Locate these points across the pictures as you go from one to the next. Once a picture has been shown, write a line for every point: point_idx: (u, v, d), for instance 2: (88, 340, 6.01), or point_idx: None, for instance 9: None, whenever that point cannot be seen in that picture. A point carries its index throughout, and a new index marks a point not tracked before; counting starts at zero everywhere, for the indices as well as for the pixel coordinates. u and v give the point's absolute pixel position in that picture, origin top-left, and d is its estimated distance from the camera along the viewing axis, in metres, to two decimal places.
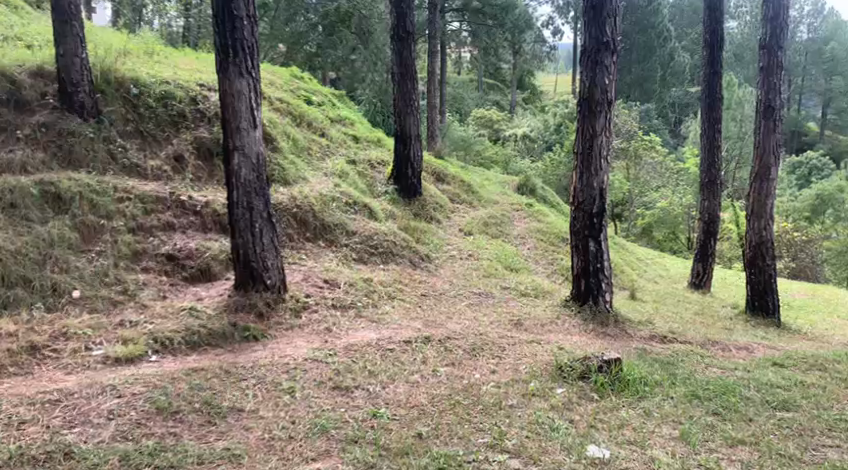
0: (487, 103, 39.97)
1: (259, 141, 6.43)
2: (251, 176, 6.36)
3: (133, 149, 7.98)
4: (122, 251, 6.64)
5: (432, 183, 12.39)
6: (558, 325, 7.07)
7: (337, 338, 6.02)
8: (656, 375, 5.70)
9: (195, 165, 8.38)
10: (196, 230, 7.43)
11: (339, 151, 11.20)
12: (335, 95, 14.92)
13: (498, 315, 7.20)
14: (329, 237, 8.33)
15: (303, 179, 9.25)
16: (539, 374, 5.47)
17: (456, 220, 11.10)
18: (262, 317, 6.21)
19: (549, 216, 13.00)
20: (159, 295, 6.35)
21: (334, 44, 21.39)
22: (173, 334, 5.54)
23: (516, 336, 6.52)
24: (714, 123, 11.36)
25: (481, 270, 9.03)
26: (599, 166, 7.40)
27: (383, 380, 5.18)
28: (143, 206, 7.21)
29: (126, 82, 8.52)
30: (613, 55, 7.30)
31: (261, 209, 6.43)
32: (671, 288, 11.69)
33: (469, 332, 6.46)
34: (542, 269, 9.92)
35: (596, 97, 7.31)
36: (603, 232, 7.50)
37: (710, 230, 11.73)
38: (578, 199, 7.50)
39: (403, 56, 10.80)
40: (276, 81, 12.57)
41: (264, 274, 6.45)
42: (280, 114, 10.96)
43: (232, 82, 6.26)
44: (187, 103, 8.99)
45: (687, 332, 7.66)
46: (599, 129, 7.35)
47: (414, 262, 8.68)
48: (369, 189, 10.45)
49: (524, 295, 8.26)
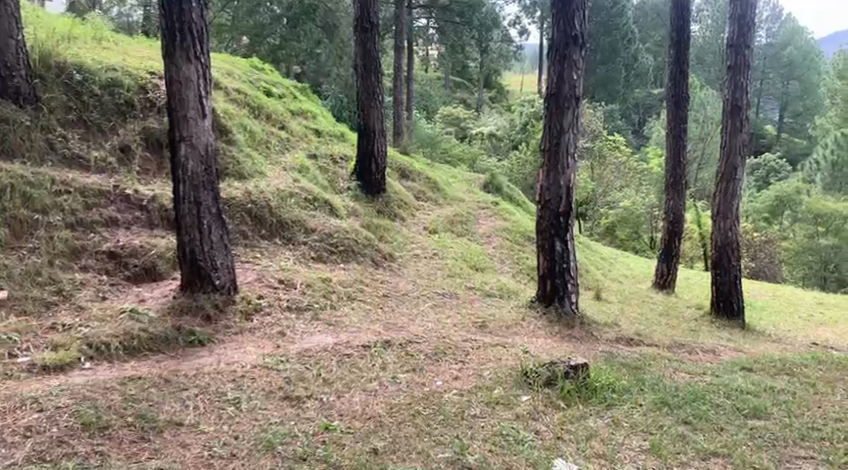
0: (454, 101, 39.78)
1: (207, 132, 6.03)
2: (199, 169, 5.95)
3: (74, 139, 7.52)
4: (58, 248, 6.18)
5: (396, 179, 12.04)
6: (524, 327, 6.80)
7: (291, 343, 5.64)
8: (624, 381, 5.40)
9: (143, 157, 7.94)
10: (141, 226, 7.00)
11: (299, 144, 10.80)
12: (297, 87, 14.50)
13: (461, 317, 6.89)
14: (286, 234, 7.93)
15: (260, 173, 8.84)
16: (503, 380, 5.17)
17: (420, 217, 10.78)
18: (209, 320, 5.81)
19: (515, 215, 12.77)
20: (97, 295, 5.91)
21: (297, 37, 20.91)
22: (109, 339, 5.12)
23: (480, 339, 6.23)
24: (681, 122, 11.20)
25: (445, 269, 8.73)
26: (567, 163, 7.15)
27: (339, 389, 4.83)
28: (84, 199, 6.77)
29: (68, 67, 8.08)
30: (581, 50, 7.04)
31: (209, 204, 6.03)
32: (635, 288, 11.55)
33: (431, 335, 6.14)
34: (508, 269, 9.66)
35: (564, 93, 7.05)
36: (570, 232, 7.25)
37: (675, 230, 11.61)
38: (544, 197, 7.24)
39: (366, 48, 10.39)
40: (234, 71, 12.10)
41: (212, 274, 6.07)
42: (237, 105, 10.52)
43: (179, 68, 5.84)
44: (136, 92, 8.49)
45: (653, 334, 7.45)
46: (566, 126, 7.09)
47: (376, 261, 8.33)
48: (330, 185, 10.07)
49: (489, 296, 7.98)
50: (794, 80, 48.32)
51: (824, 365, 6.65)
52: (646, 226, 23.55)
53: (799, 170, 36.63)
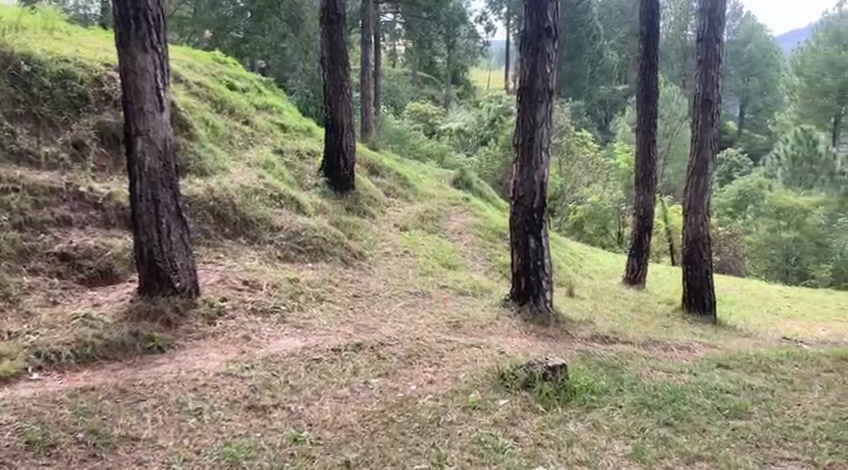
0: (422, 97, 39.56)
1: (166, 126, 5.70)
2: (156, 165, 5.63)
3: (23, 134, 7.15)
4: (4, 250, 5.83)
5: (365, 175, 11.78)
6: (498, 326, 6.61)
7: (256, 348, 5.37)
8: (602, 381, 5.20)
9: (98, 153, 7.58)
10: (96, 225, 6.66)
11: (264, 140, 10.49)
12: (263, 81, 14.13)
13: (433, 317, 6.67)
14: (251, 233, 7.63)
15: (223, 169, 8.51)
16: (479, 383, 4.96)
17: (389, 214, 10.54)
18: (169, 324, 5.51)
19: (486, 211, 12.62)
20: (48, 300, 5.57)
21: (261, 30, 20.48)
22: (60, 347, 4.80)
23: (455, 340, 6.02)
24: (651, 117, 11.12)
25: (417, 268, 8.51)
26: (541, 158, 6.98)
27: (308, 397, 4.58)
28: (33, 198, 6.42)
29: (16, 57, 7.69)
30: (554, 42, 6.86)
31: (168, 202, 5.71)
32: (606, 283, 11.48)
33: (403, 337, 5.91)
34: (480, 266, 9.48)
35: (537, 86, 6.86)
36: (544, 228, 7.09)
37: (645, 225, 11.56)
38: (518, 193, 7.06)
39: (333, 41, 10.10)
40: (196, 64, 11.73)
41: (172, 276, 5.75)
42: (199, 99, 10.17)
43: (134, 58, 5.50)
44: (90, 84, 8.18)
45: (628, 331, 7.31)
46: (539, 120, 6.91)
47: (345, 259, 8.06)
48: (296, 181, 9.77)
49: (462, 294, 7.79)
50: (754, 76, 49.06)
51: (799, 361, 6.56)
52: (614, 221, 23.65)
53: (761, 165, 37.19)
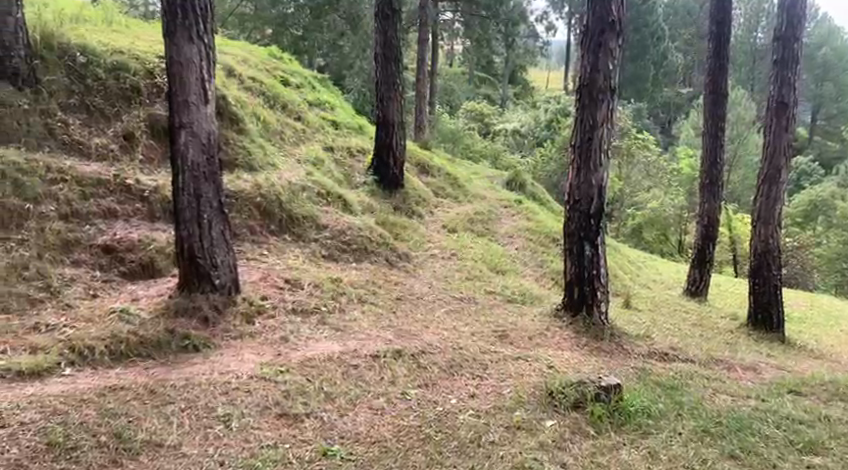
0: (478, 97, 39.15)
1: (210, 119, 5.55)
2: (199, 159, 5.47)
3: (75, 125, 7.15)
4: (49, 240, 5.77)
5: (416, 174, 11.54)
6: (547, 338, 6.26)
7: (293, 351, 5.16)
8: (659, 404, 4.80)
9: (147, 145, 7.52)
10: (141, 218, 6.59)
11: (315, 136, 10.36)
12: (317, 78, 14.03)
13: (479, 325, 6.36)
14: (297, 230, 7.47)
15: (272, 165, 8.38)
16: (525, 401, 4.64)
17: (439, 215, 10.27)
18: (206, 322, 5.35)
19: (539, 214, 12.23)
20: (88, 293, 5.49)
21: (321, 27, 20.55)
22: (94, 342, 4.67)
23: (501, 351, 5.70)
24: (719, 120, 10.50)
25: (464, 271, 8.21)
26: (599, 160, 6.58)
27: (342, 406, 4.34)
28: (81, 189, 6.38)
29: (72, 49, 7.73)
30: (618, 38, 6.46)
31: (211, 197, 5.55)
32: (665, 294, 10.96)
33: (446, 345, 5.63)
34: (531, 272, 9.12)
35: (598, 83, 6.46)
36: (601, 235, 6.69)
37: (709, 234, 10.96)
38: (574, 196, 6.68)
39: (388, 36, 9.85)
40: (251, 59, 11.71)
41: (212, 273, 5.60)
42: (251, 93, 10.09)
43: (180, 49, 5.37)
44: (143, 76, 8.15)
45: (688, 348, 6.86)
46: (599, 120, 6.52)
47: (391, 261, 7.82)
48: (346, 179, 9.60)
49: (510, 301, 7.46)
50: (829, 81, 46.67)
51: None
52: (674, 228, 22.83)
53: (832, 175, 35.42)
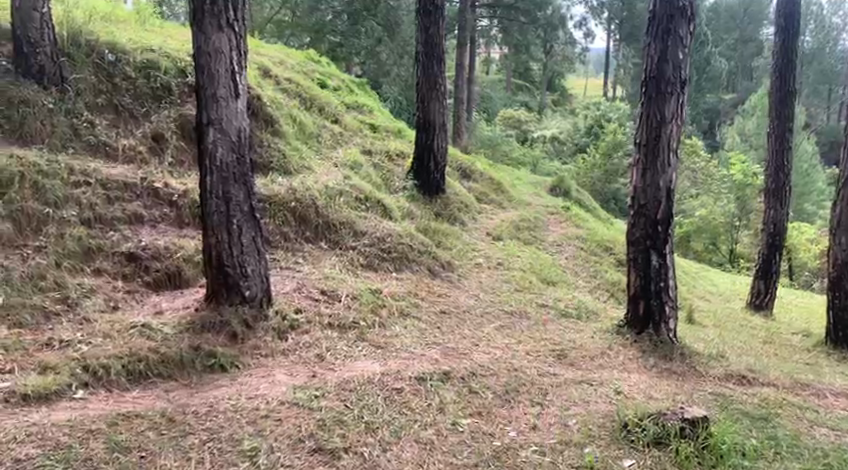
0: (516, 104, 38.35)
1: (240, 115, 5.05)
2: (229, 158, 4.98)
3: (102, 126, 6.77)
4: (69, 248, 5.33)
5: (457, 179, 10.96)
6: (610, 358, 5.63)
7: (329, 371, 4.62)
8: (753, 440, 4.12)
9: (177, 147, 7.10)
10: (168, 224, 6.15)
11: (352, 139, 9.88)
12: (355, 81, 13.54)
13: (533, 343, 5.74)
14: (333, 237, 6.95)
15: (308, 169, 7.91)
16: (595, 435, 4.04)
17: (483, 221, 9.67)
18: (235, 339, 4.84)
19: (589, 222, 11.55)
20: (108, 305, 5.03)
21: (357, 34, 19.60)
22: (110, 361, 4.20)
23: (560, 373, 5.09)
24: (788, 119, 9.73)
25: (513, 282, 7.59)
26: (668, 160, 5.95)
27: (385, 439, 3.79)
28: (105, 193, 5.96)
29: (100, 47, 7.37)
30: (689, 24, 5.81)
31: (241, 200, 5.05)
32: (726, 308, 10.18)
33: (498, 366, 5.03)
34: (585, 283, 8.45)
35: (667, 75, 5.82)
36: (669, 245, 6.05)
37: (775, 243, 10.13)
38: (639, 200, 6.05)
39: (429, 33, 9.29)
40: (287, 61, 11.29)
41: (241, 284, 5.08)
42: (287, 95, 9.66)
43: (209, 38, 4.89)
44: (174, 75, 7.76)
45: (769, 369, 6.11)
46: (668, 116, 5.87)
47: (433, 270, 7.26)
48: (384, 183, 9.08)
49: (564, 316, 6.81)
50: None
51: None
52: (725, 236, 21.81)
53: None
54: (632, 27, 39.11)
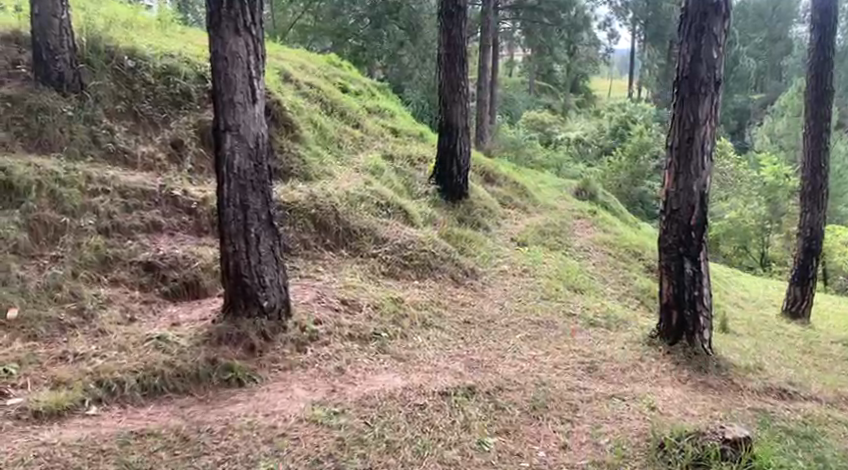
0: (540, 106, 37.96)
1: (258, 120, 4.92)
2: (246, 165, 4.84)
3: (121, 133, 6.69)
4: (86, 258, 5.23)
5: (480, 183, 10.77)
6: (642, 371, 5.40)
7: (350, 385, 4.46)
8: (798, 463, 3.90)
9: (196, 153, 7.01)
10: (187, 232, 6.05)
11: (374, 144, 9.73)
12: (377, 85, 13.38)
13: (561, 354, 5.52)
14: (354, 244, 6.80)
15: (329, 174, 7.77)
16: (630, 456, 3.86)
17: (507, 227, 9.47)
18: (253, 351, 4.70)
19: (616, 226, 11.27)
20: (124, 316, 4.92)
21: (380, 37, 19.49)
22: (125, 375, 4.07)
23: (590, 387, 4.88)
24: (825, 120, 9.35)
25: (539, 289, 7.37)
26: (702, 163, 5.70)
27: (407, 461, 3.64)
28: (123, 201, 5.87)
29: (120, 53, 7.30)
30: (724, 21, 5.57)
31: (259, 208, 4.90)
32: (760, 315, 9.85)
33: (525, 379, 4.83)
34: (613, 290, 8.21)
35: (701, 75, 5.58)
36: (703, 251, 5.81)
37: (812, 247, 9.82)
38: (671, 205, 5.80)
39: (452, 35, 9.07)
40: (308, 65, 11.19)
41: (260, 294, 4.94)
42: (308, 99, 9.55)
43: (226, 42, 4.76)
44: (194, 80, 7.68)
45: (810, 382, 5.83)
46: (702, 118, 5.63)
47: (457, 278, 7.07)
48: (406, 189, 8.91)
49: (593, 326, 6.57)
50: None
51: None
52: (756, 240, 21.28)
53: None
54: (658, 27, 38.64)
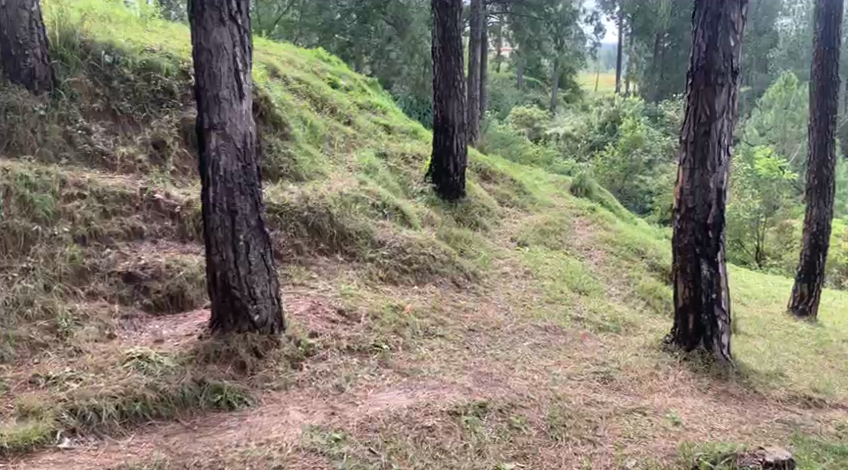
0: (528, 101, 37.62)
1: (246, 118, 4.53)
2: (234, 167, 4.45)
3: (99, 133, 6.27)
4: (60, 269, 4.83)
5: (476, 181, 10.42)
6: (659, 381, 5.08)
7: (351, 406, 4.09)
8: None
9: (180, 154, 6.60)
10: (171, 239, 5.65)
11: (366, 141, 9.35)
12: (367, 80, 12.96)
13: (574, 364, 5.17)
14: (350, 249, 6.42)
15: (321, 174, 7.39)
16: None
17: (506, 226, 9.11)
18: (244, 370, 4.33)
19: (616, 224, 10.93)
20: (102, 333, 4.52)
21: (368, 32, 19.09)
22: (101, 402, 3.70)
23: (608, 401, 4.53)
24: (831, 111, 9.08)
25: (543, 292, 7.01)
26: (718, 158, 5.37)
27: None
28: (102, 206, 5.45)
29: (97, 48, 6.86)
30: (742, 7, 5.24)
31: (248, 213, 4.52)
32: (767, 313, 9.54)
33: (539, 394, 4.47)
34: (619, 291, 7.87)
35: (717, 64, 5.25)
36: (720, 252, 5.49)
37: (818, 243, 9.56)
38: (686, 204, 5.46)
39: (447, 27, 8.69)
40: (296, 60, 10.79)
41: (250, 307, 4.56)
42: (296, 95, 9.15)
43: (209, 33, 4.37)
44: (176, 77, 7.26)
45: (835, 389, 5.52)
46: (719, 110, 5.29)
47: (458, 282, 6.70)
48: (400, 188, 8.54)
49: (602, 331, 6.22)
50: None
51: None
52: None
53: None
54: (644, 21, 38.44)
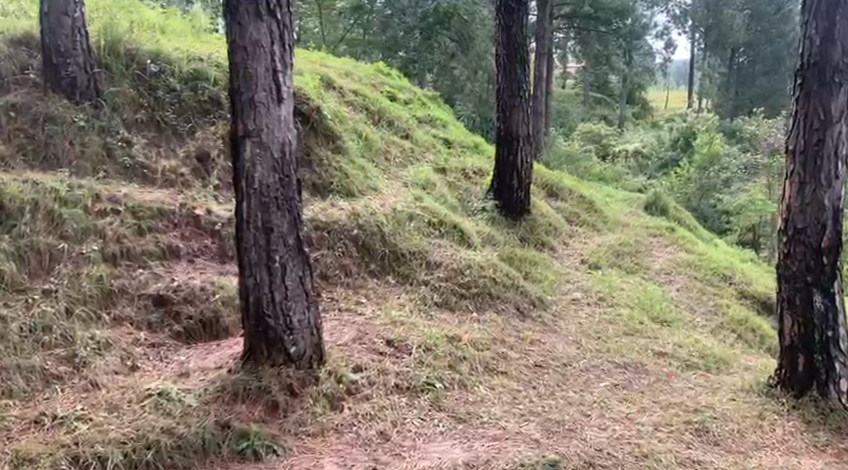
0: (595, 118, 36.35)
1: (285, 124, 4.01)
2: (270, 179, 3.93)
3: (140, 145, 5.91)
4: (84, 291, 4.38)
5: (542, 198, 9.70)
6: (765, 434, 4.28)
7: (397, 460, 3.51)
8: None
9: (225, 168, 6.18)
10: (209, 259, 5.20)
11: (425, 156, 8.80)
12: (428, 94, 12.41)
13: (661, 411, 4.41)
14: (402, 270, 5.85)
15: (373, 190, 6.86)
16: None
17: (575, 246, 8.37)
18: (276, 410, 3.79)
19: (697, 245, 9.99)
20: (125, 364, 4.06)
21: (430, 49, 18.27)
22: (108, 450, 3.21)
23: (706, 462, 3.78)
24: None
25: (619, 322, 6.24)
26: (835, 171, 4.54)
27: None
28: (136, 222, 5.04)
29: (143, 56, 6.53)
30: None
31: (285, 231, 3.98)
32: None
33: (621, 450, 3.75)
34: (704, 321, 7.01)
35: (834, 61, 4.45)
36: (836, 281, 4.66)
37: None
38: (794, 224, 4.65)
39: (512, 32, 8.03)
40: (354, 73, 10.35)
41: (285, 338, 4.01)
42: (352, 108, 8.70)
43: (245, 28, 3.87)
44: (224, 86, 6.88)
45: None
46: (836, 114, 4.49)
47: (523, 309, 6.00)
48: (460, 205, 7.94)
49: (691, 369, 5.43)
50: None
51: None
52: None
53: None
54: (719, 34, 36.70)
